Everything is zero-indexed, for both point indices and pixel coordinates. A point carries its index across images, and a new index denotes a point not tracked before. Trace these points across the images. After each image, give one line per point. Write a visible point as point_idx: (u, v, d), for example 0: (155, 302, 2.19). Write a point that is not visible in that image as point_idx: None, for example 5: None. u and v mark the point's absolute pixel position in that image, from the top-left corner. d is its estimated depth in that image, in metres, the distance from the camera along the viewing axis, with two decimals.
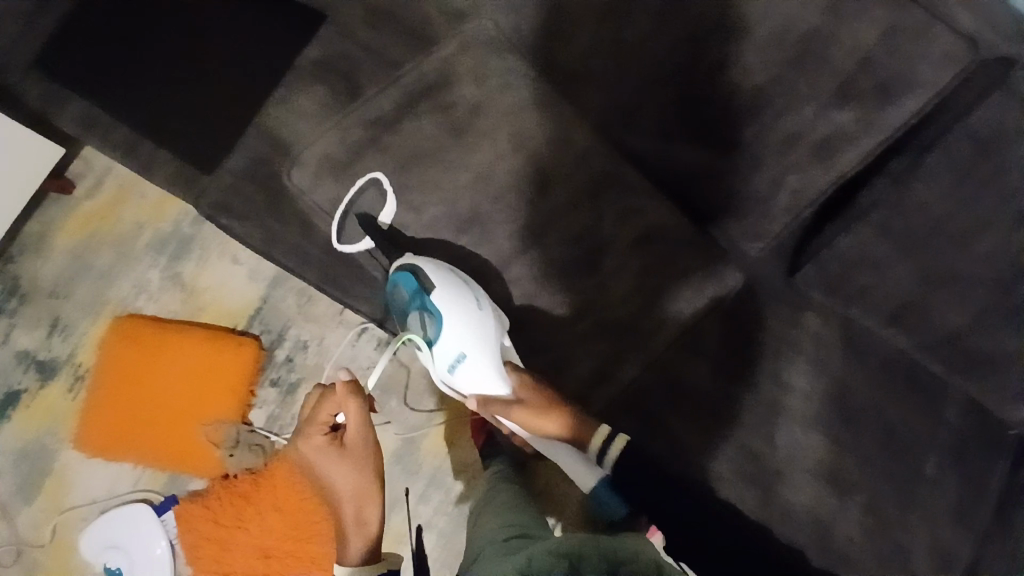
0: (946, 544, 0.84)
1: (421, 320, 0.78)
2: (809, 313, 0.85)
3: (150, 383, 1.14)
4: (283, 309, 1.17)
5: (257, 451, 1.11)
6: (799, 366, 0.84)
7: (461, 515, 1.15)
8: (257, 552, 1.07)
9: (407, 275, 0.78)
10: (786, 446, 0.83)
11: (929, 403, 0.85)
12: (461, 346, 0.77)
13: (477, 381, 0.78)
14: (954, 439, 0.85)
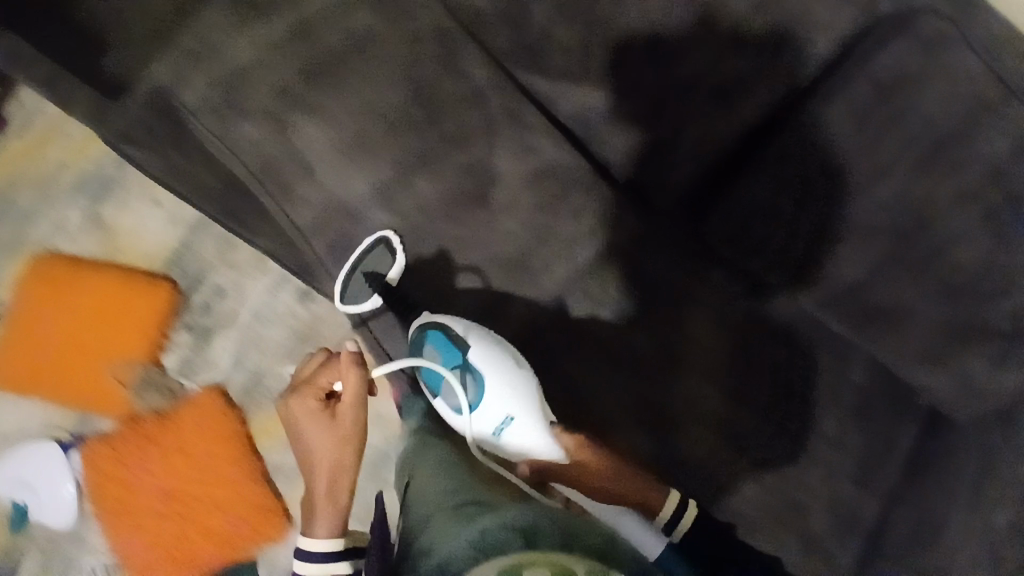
0: (842, 500, 0.87)
1: (459, 385, 0.75)
2: (716, 268, 0.87)
3: (54, 322, 1.11)
4: (203, 255, 1.15)
5: (166, 394, 1.11)
6: (699, 321, 0.87)
7: (374, 468, 1.15)
8: (159, 493, 1.06)
9: (440, 337, 0.76)
10: (683, 398, 0.87)
11: (833, 362, 0.87)
12: (510, 408, 0.75)
13: (523, 444, 0.76)
14: (854, 398, 0.87)
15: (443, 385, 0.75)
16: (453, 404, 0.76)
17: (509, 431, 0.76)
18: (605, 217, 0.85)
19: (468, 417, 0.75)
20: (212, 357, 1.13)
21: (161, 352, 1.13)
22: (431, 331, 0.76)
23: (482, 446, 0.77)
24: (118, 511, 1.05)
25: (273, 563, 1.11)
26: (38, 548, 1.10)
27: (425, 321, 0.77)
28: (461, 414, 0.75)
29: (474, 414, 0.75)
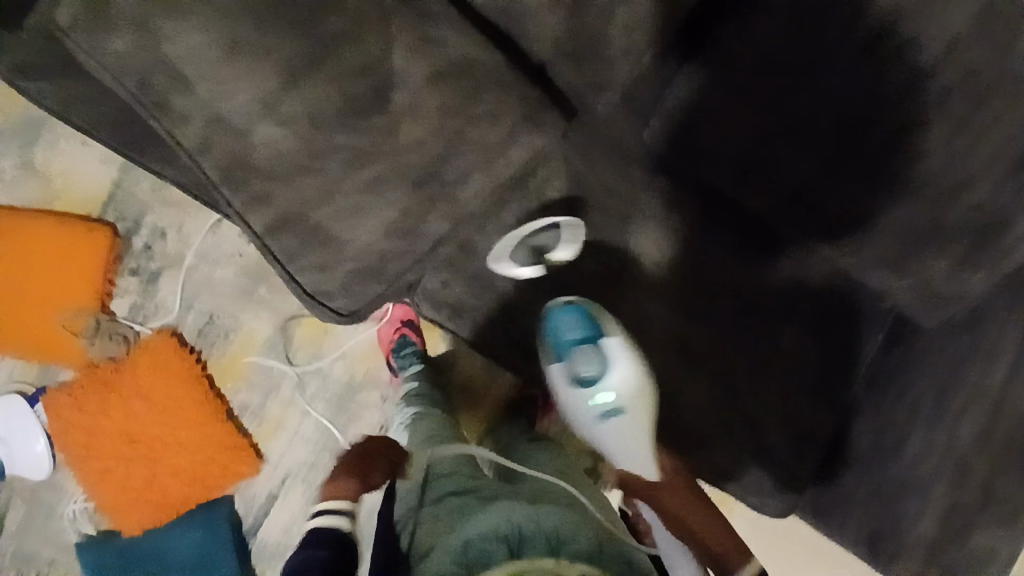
0: (799, 414, 0.86)
1: (583, 361, 0.77)
2: (664, 177, 0.85)
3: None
4: (138, 195, 1.13)
5: (119, 340, 1.09)
6: (646, 231, 0.86)
7: (338, 401, 1.15)
8: (122, 439, 1.06)
9: (586, 318, 0.78)
10: (631, 315, 0.86)
11: (785, 268, 0.86)
12: (620, 402, 0.77)
13: (616, 433, 0.79)
14: (808, 306, 0.87)
15: (572, 355, 0.78)
16: (572, 375, 0.78)
17: (614, 424, 0.79)
18: (521, 118, 0.69)
19: (581, 390, 0.78)
20: (162, 299, 1.13)
21: (109, 298, 1.12)
22: (583, 308, 0.79)
23: (584, 424, 0.80)
24: (83, 458, 1.05)
25: (248, 498, 1.13)
26: (20, 500, 1.08)
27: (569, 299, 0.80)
28: (575, 386, 0.79)
29: (588, 392, 0.78)
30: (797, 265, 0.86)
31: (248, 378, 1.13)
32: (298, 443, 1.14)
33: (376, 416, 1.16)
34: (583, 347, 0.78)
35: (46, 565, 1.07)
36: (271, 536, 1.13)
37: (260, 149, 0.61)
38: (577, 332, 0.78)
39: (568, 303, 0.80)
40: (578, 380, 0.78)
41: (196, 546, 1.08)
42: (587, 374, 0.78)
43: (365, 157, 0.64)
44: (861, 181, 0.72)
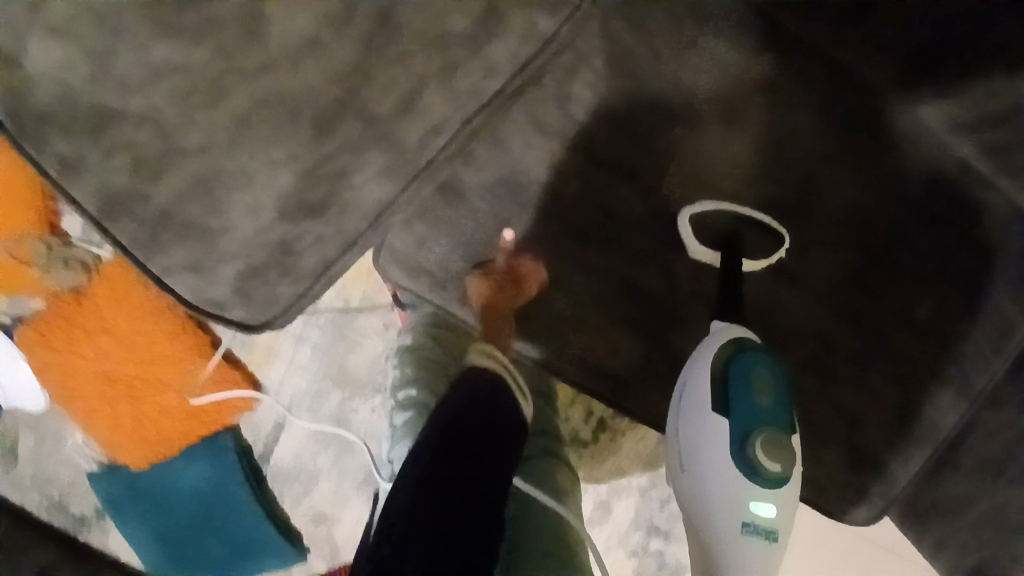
0: (909, 403, 0.67)
1: (773, 449, 0.57)
2: (733, 76, 0.67)
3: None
4: None
5: (78, 268, 0.93)
6: (710, 161, 0.69)
7: (334, 328, 1.01)
8: (102, 378, 0.96)
9: (786, 393, 0.60)
10: (684, 276, 0.71)
11: (943, 206, 0.67)
12: (777, 523, 0.59)
13: (753, 564, 0.59)
14: (950, 262, 0.67)
15: (759, 428, 0.58)
16: (746, 455, 0.58)
17: (751, 538, 0.59)
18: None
19: (751, 480, 0.58)
20: None
21: (56, 217, 0.96)
22: (780, 369, 0.60)
23: (715, 519, 0.59)
24: (68, 397, 0.97)
25: (254, 425, 1.06)
26: (28, 429, 1.10)
27: (769, 353, 0.60)
28: (742, 471, 0.58)
29: (756, 490, 0.58)
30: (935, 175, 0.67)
31: None
32: (296, 371, 1.03)
33: (378, 344, 1.01)
34: (766, 419, 0.58)
35: (68, 486, 1.11)
36: (284, 459, 1.08)
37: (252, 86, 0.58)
38: (770, 401, 0.59)
39: (761, 348, 0.61)
40: (745, 459, 0.58)
41: (205, 481, 1.03)
42: (761, 457, 0.57)
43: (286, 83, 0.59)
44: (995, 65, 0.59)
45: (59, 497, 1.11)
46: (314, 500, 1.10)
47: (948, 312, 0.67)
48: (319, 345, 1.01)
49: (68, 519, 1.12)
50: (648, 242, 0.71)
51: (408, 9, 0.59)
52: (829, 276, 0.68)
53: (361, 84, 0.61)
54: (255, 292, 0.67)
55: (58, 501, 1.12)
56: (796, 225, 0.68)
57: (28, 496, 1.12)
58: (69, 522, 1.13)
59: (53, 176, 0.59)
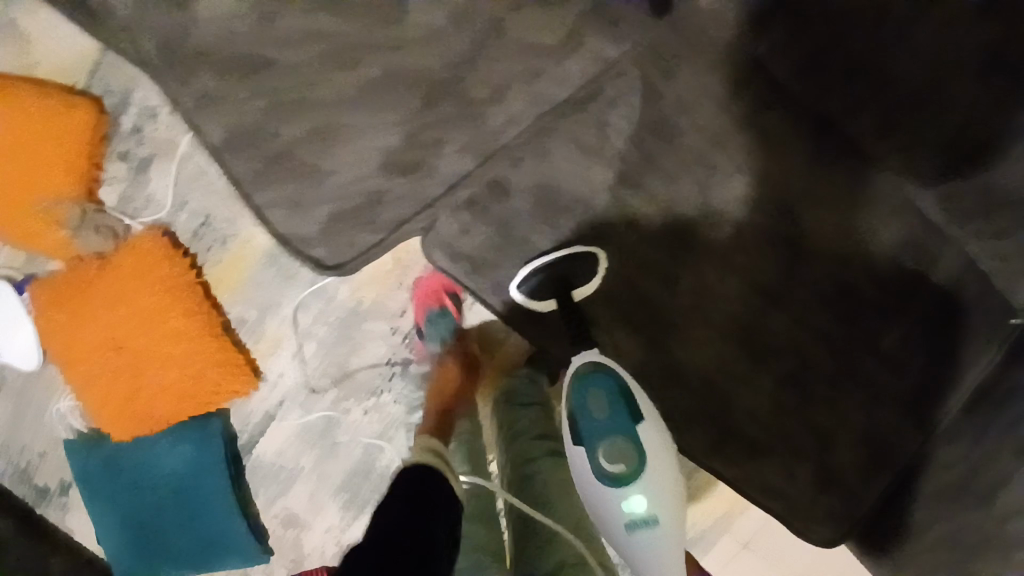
0: (881, 432, 0.73)
1: (615, 455, 0.68)
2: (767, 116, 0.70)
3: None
4: (126, 64, 0.97)
5: (107, 235, 0.97)
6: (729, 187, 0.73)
7: (341, 326, 1.03)
8: (107, 345, 0.97)
9: (620, 403, 0.69)
10: (688, 290, 0.75)
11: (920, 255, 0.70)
12: (653, 511, 0.68)
13: (654, 551, 0.68)
14: (931, 306, 0.71)
15: (601, 443, 0.68)
16: (602, 468, 0.68)
17: (645, 531, 0.68)
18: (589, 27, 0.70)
19: (617, 489, 0.68)
20: (153, 193, 0.99)
21: (97, 185, 0.99)
22: (612, 381, 0.70)
23: (611, 527, 0.70)
24: (68, 359, 0.98)
25: (244, 415, 1.07)
26: (9, 390, 1.08)
27: (599, 374, 0.70)
28: (605, 483, 0.68)
29: (623, 494, 0.68)
30: (931, 232, 0.68)
31: (245, 290, 1.02)
32: (296, 365, 1.05)
33: (382, 348, 1.04)
34: (610, 433, 0.68)
35: (38, 456, 1.10)
36: (266, 455, 1.08)
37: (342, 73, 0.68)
38: (606, 416, 0.69)
39: (598, 369, 0.71)
40: (605, 474, 0.68)
41: (185, 463, 1.03)
42: (614, 466, 0.68)
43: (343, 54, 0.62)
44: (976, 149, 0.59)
45: (24, 467, 1.10)
46: (288, 502, 1.09)
47: (920, 355, 0.72)
48: (325, 342, 1.04)
49: (28, 490, 1.11)
50: (666, 261, 0.76)
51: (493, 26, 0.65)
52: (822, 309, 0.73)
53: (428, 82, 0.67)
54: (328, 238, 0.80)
55: (22, 470, 1.10)
56: (787, 258, 0.73)
57: None
58: (30, 494, 1.11)
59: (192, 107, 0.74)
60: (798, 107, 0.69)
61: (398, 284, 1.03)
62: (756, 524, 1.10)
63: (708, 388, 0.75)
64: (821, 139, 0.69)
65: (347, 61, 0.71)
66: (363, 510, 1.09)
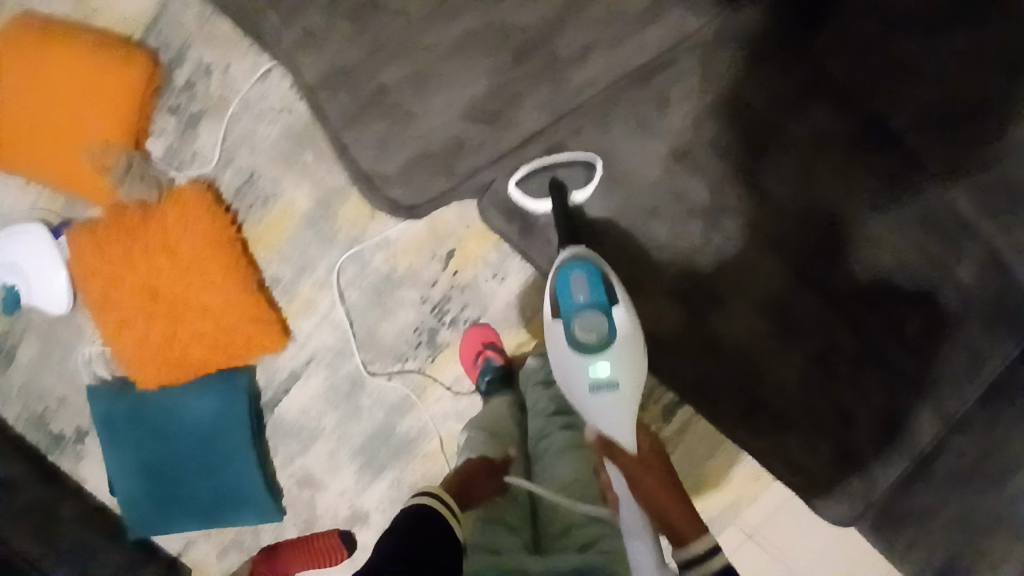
0: (903, 418, 0.74)
1: (585, 324, 0.71)
2: (816, 101, 0.71)
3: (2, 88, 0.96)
4: (184, 23, 0.99)
5: (151, 185, 0.99)
6: (778, 168, 0.72)
7: (374, 291, 1.06)
8: (143, 292, 0.99)
9: (596, 282, 0.72)
10: (727, 262, 0.74)
11: (947, 247, 0.71)
12: (615, 376, 0.72)
13: (611, 415, 0.74)
14: (954, 298, 0.72)
15: (576, 318, 0.72)
16: (573, 339, 0.72)
17: (606, 395, 0.73)
18: None
19: (584, 357, 0.72)
20: (199, 148, 1.01)
21: (144, 137, 1.01)
22: (592, 265, 0.72)
23: (573, 391, 0.75)
24: (103, 303, 1.00)
25: (270, 371, 1.10)
26: (34, 335, 1.07)
27: (577, 256, 0.73)
28: (575, 352, 0.73)
29: (589, 362, 0.72)
30: (957, 224, 0.71)
31: (282, 249, 1.05)
32: (326, 327, 1.08)
33: (411, 315, 1.07)
34: (585, 309, 0.72)
35: (57, 402, 1.09)
36: (290, 413, 1.11)
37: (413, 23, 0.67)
38: (584, 296, 0.72)
39: (578, 255, 0.73)
40: (575, 343, 0.72)
41: (212, 412, 1.05)
42: (584, 337, 0.72)
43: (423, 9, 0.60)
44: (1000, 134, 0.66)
45: (42, 412, 1.09)
46: (307, 462, 1.12)
47: (944, 343, 0.73)
48: (357, 306, 1.07)
49: (43, 437, 1.10)
50: (708, 234, 0.74)
51: None
52: (851, 289, 0.73)
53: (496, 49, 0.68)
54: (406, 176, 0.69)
55: (38, 417, 1.09)
56: (827, 238, 0.72)
57: (9, 406, 1.10)
58: (44, 440, 1.10)
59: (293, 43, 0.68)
60: (840, 95, 0.72)
61: (431, 254, 1.05)
62: (765, 513, 1.14)
63: (742, 358, 0.74)
64: (863, 127, 0.71)
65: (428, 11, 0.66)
66: (379, 475, 1.11)
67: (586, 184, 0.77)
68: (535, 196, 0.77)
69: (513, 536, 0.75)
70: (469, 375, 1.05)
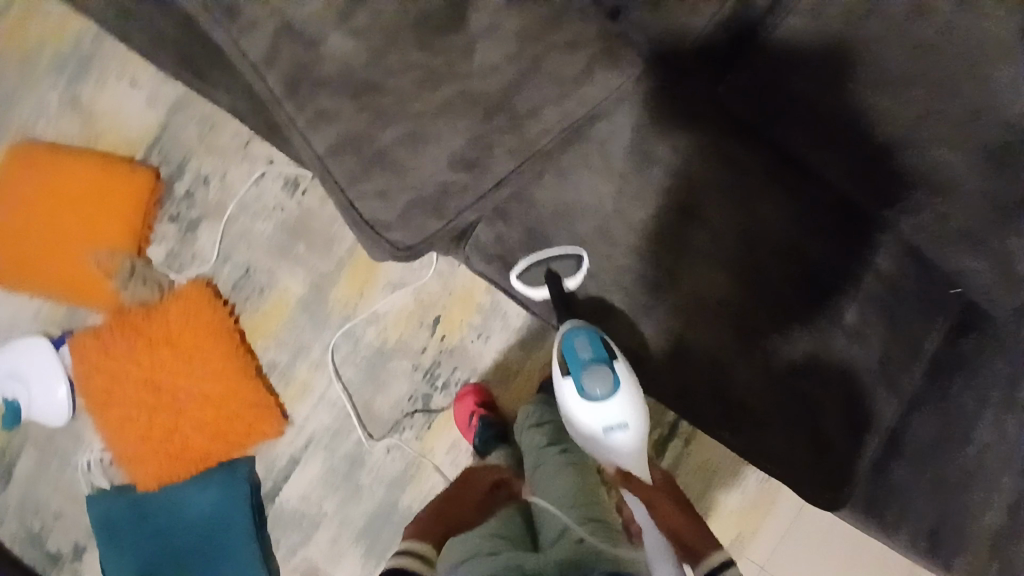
0: (867, 401, 0.82)
1: (594, 379, 0.78)
2: (733, 138, 0.82)
3: (14, 214, 1.06)
4: (184, 139, 1.11)
5: (153, 287, 1.07)
6: (712, 195, 0.81)
7: (368, 365, 1.11)
8: (146, 386, 1.05)
9: (596, 340, 0.79)
10: (690, 281, 0.81)
11: (865, 244, 0.83)
12: (625, 417, 0.80)
13: (623, 450, 0.82)
14: (880, 285, 0.83)
15: (586, 374, 0.79)
16: (584, 393, 0.79)
17: (617, 435, 0.81)
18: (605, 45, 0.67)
19: (596, 406, 0.79)
20: (199, 249, 1.11)
21: (146, 244, 1.11)
22: (591, 328, 0.80)
23: (587, 436, 0.82)
24: (107, 401, 1.05)
25: (269, 460, 1.10)
26: (30, 447, 1.08)
27: (575, 323, 0.81)
28: (586, 403, 0.80)
29: (600, 409, 0.79)
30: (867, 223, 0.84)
31: (278, 334, 1.11)
32: (323, 406, 1.11)
33: (404, 384, 1.11)
34: (591, 367, 0.79)
35: (52, 517, 1.08)
36: (289, 502, 1.10)
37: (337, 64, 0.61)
38: (588, 355, 0.79)
39: (576, 322, 0.81)
40: (587, 396, 0.79)
41: (213, 505, 1.06)
42: (594, 391, 0.79)
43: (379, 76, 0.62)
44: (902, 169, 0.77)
45: (38, 530, 1.07)
46: (310, 552, 1.09)
47: (883, 328, 0.83)
48: (353, 381, 1.11)
49: (38, 556, 1.07)
50: (665, 256, 0.81)
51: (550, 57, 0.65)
52: (791, 289, 0.82)
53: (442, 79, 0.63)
54: (406, 220, 0.67)
55: (35, 534, 1.07)
56: (760, 248, 0.82)
57: (4, 526, 1.08)
58: (39, 560, 1.07)
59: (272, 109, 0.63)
60: (749, 129, 0.82)
61: (420, 322, 1.12)
62: (771, 544, 1.14)
63: (711, 363, 0.81)
64: (772, 155, 0.83)
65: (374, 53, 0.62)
66: (384, 557, 1.10)
67: (577, 271, 0.83)
68: (534, 287, 0.84)
69: (505, 542, 0.75)
70: (466, 435, 1.09)
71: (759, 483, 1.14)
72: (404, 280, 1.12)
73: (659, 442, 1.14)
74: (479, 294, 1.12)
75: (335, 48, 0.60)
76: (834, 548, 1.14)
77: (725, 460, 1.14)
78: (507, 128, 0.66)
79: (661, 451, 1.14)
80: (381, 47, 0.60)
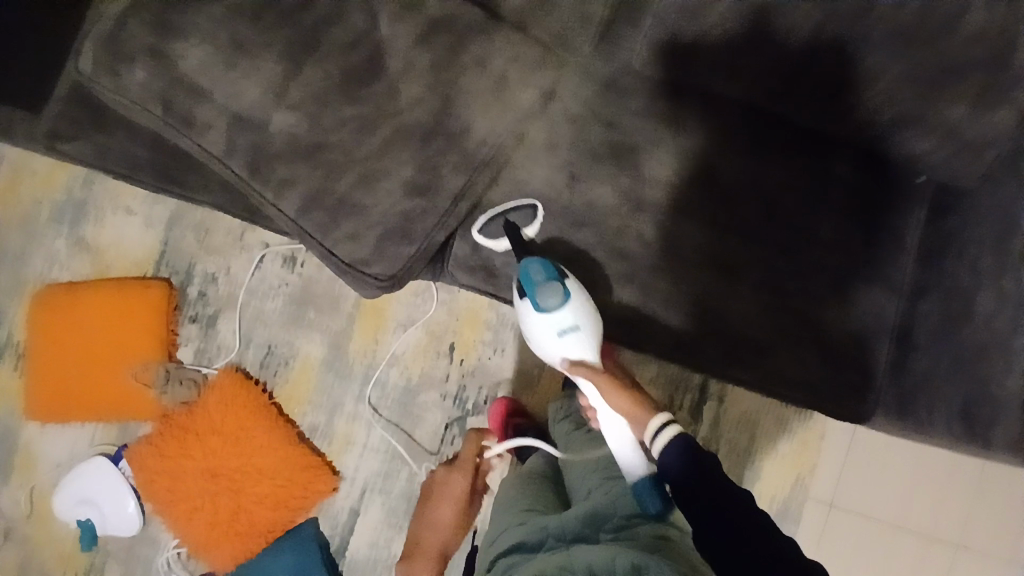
0: (867, 304, 0.85)
1: (544, 293, 0.79)
2: (662, 103, 0.87)
3: (57, 353, 1.16)
4: (184, 248, 1.21)
5: (189, 384, 1.16)
6: (659, 155, 0.86)
7: (400, 405, 1.17)
8: (204, 474, 1.13)
9: (545, 263, 0.81)
10: (660, 239, 0.86)
11: (815, 157, 0.87)
12: (577, 320, 0.79)
13: (577, 353, 0.81)
14: (843, 191, 0.86)
15: (536, 289, 0.79)
16: (536, 304, 0.80)
17: (571, 340, 0.80)
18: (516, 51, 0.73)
19: (549, 315, 0.80)
20: (222, 340, 1.19)
21: (174, 347, 1.19)
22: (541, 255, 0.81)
23: (542, 345, 0.81)
24: (172, 498, 1.13)
25: (331, 517, 1.15)
26: (113, 563, 1.16)
27: (529, 255, 0.82)
28: (539, 313, 0.80)
29: (553, 317, 0.79)
30: (811, 137, 0.87)
31: (312, 398, 1.17)
32: (369, 454, 1.16)
33: (438, 414, 1.16)
34: (542, 285, 0.79)
35: None
36: (360, 551, 1.15)
37: (277, 136, 0.69)
38: (538, 275, 0.80)
39: (528, 255, 0.82)
40: (538, 306, 0.80)
41: (291, 571, 1.12)
42: (544, 300, 0.79)
43: (324, 137, 0.69)
44: (818, 76, 0.78)
45: None
46: None
47: (859, 232, 0.86)
48: (389, 423, 1.16)
49: None
50: (632, 225, 0.86)
51: (467, 79, 0.72)
52: (757, 217, 0.86)
53: (375, 122, 0.70)
54: (381, 253, 0.74)
55: None
56: (718, 189, 0.86)
57: None
58: None
59: (241, 183, 0.71)
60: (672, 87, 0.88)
61: (437, 352, 1.17)
62: (832, 477, 1.13)
63: (703, 306, 0.85)
64: (701, 104, 0.87)
65: (310, 116, 0.68)
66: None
67: (534, 219, 0.86)
68: (494, 240, 0.85)
69: (530, 513, 0.82)
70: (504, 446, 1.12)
71: (804, 420, 1.14)
72: (412, 317, 1.18)
73: (693, 406, 1.15)
74: (484, 311, 1.17)
75: (279, 124, 0.68)
76: (894, 458, 1.14)
77: (762, 407, 1.15)
78: (447, 147, 0.73)
79: (698, 415, 1.15)
80: (317, 111, 0.69)
